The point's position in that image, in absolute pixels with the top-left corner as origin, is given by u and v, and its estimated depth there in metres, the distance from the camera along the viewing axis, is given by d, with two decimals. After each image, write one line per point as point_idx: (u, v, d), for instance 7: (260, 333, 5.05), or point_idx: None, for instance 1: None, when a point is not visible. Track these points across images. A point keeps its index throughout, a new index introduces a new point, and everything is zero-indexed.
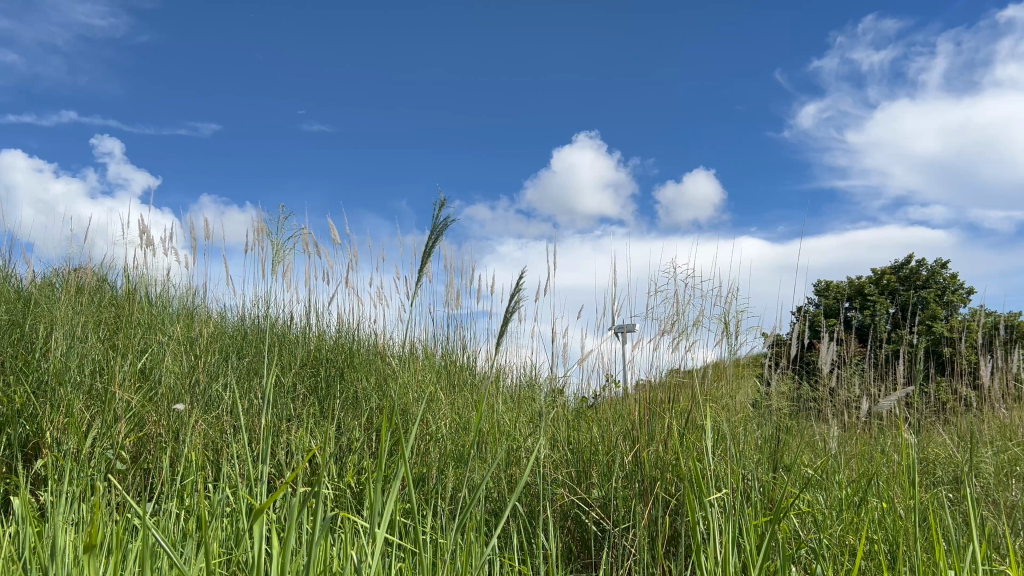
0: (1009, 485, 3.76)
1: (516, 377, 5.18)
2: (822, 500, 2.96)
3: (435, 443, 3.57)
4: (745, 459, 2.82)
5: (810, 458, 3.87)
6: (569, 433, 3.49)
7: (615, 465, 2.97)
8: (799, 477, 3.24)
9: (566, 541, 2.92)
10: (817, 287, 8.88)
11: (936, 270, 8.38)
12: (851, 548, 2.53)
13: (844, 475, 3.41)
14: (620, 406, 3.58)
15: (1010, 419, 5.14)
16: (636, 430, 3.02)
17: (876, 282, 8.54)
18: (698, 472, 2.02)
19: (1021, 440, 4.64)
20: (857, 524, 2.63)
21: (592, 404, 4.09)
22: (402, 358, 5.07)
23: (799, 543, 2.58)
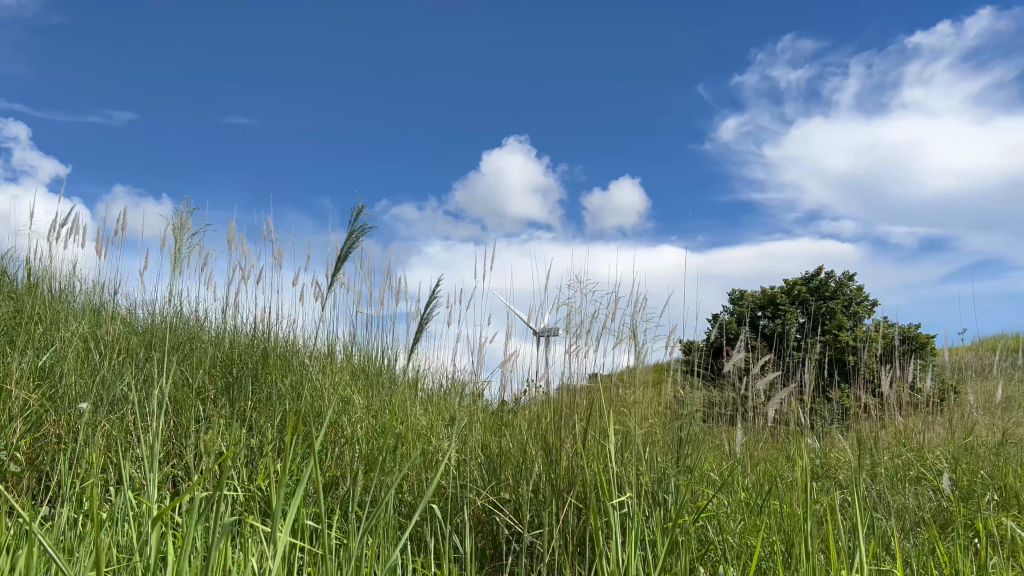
0: (901, 491, 3.94)
1: (434, 380, 5.15)
2: (728, 502, 3.05)
3: (349, 446, 3.53)
4: (654, 462, 2.90)
5: (717, 461, 3.99)
6: (485, 436, 3.50)
7: (529, 469, 3.00)
8: (706, 480, 3.32)
9: (478, 544, 2.93)
10: (732, 295, 9.11)
11: (844, 281, 8.70)
12: (752, 550, 2.63)
13: (749, 479, 3.52)
14: (536, 410, 3.61)
15: (904, 425, 5.40)
16: (551, 435, 3.06)
17: (788, 291, 8.81)
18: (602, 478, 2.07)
19: (914, 446, 4.88)
20: (761, 526, 2.72)
21: (507, 407, 4.10)
22: (318, 359, 4.99)
23: (703, 546, 2.66)
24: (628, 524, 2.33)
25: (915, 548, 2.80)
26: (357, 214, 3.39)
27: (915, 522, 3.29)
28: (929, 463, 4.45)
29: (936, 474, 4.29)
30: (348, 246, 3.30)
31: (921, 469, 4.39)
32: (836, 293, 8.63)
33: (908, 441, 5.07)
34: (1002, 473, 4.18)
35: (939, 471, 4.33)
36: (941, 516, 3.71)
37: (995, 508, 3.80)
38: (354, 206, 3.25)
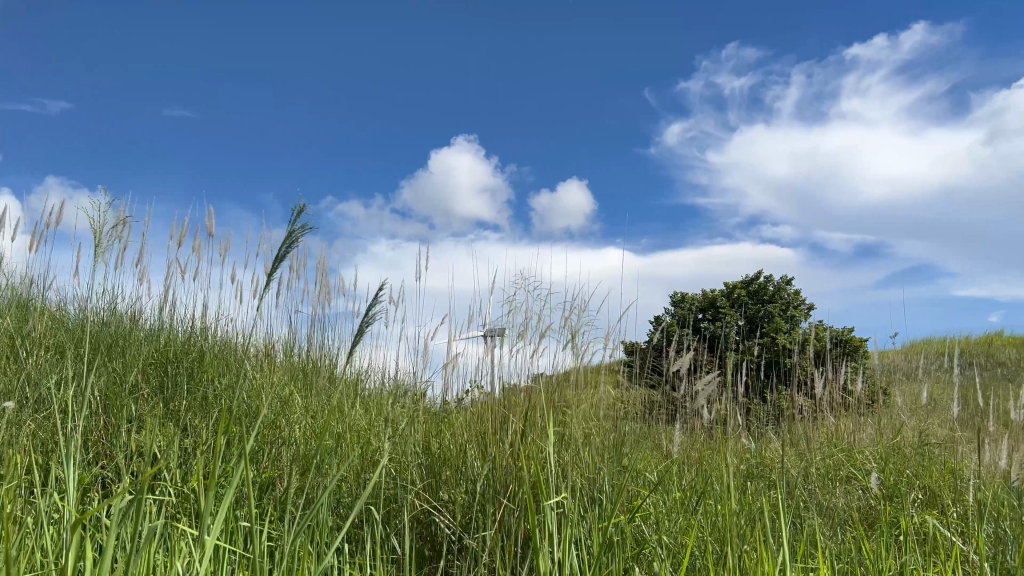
0: (832, 490, 4.06)
1: (376, 380, 5.12)
2: (665, 502, 3.10)
3: (287, 448, 3.49)
4: (594, 464, 2.94)
5: (655, 460, 4.05)
6: (426, 437, 3.50)
7: (468, 470, 3.00)
8: (644, 481, 3.37)
9: (417, 545, 2.92)
10: (674, 297, 9.25)
11: (782, 285, 8.90)
12: (686, 548, 2.68)
13: (686, 479, 3.58)
14: (476, 411, 3.61)
15: (836, 427, 5.56)
16: (492, 436, 3.07)
17: (728, 294, 8.98)
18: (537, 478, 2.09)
19: (844, 446, 5.03)
20: (696, 525, 2.77)
21: (448, 408, 4.10)
22: (257, 359, 4.91)
23: (639, 545, 2.70)
24: (564, 526, 2.35)
25: (843, 545, 2.89)
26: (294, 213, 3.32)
27: (844, 521, 3.40)
28: (858, 463, 4.60)
29: (865, 474, 4.43)
30: (283, 247, 3.24)
31: (850, 469, 4.53)
32: (774, 297, 8.83)
33: (839, 442, 5.23)
34: (926, 473, 4.35)
35: (867, 470, 4.48)
36: (869, 515, 3.84)
37: (918, 506, 3.95)
38: (293, 203, 3.20)
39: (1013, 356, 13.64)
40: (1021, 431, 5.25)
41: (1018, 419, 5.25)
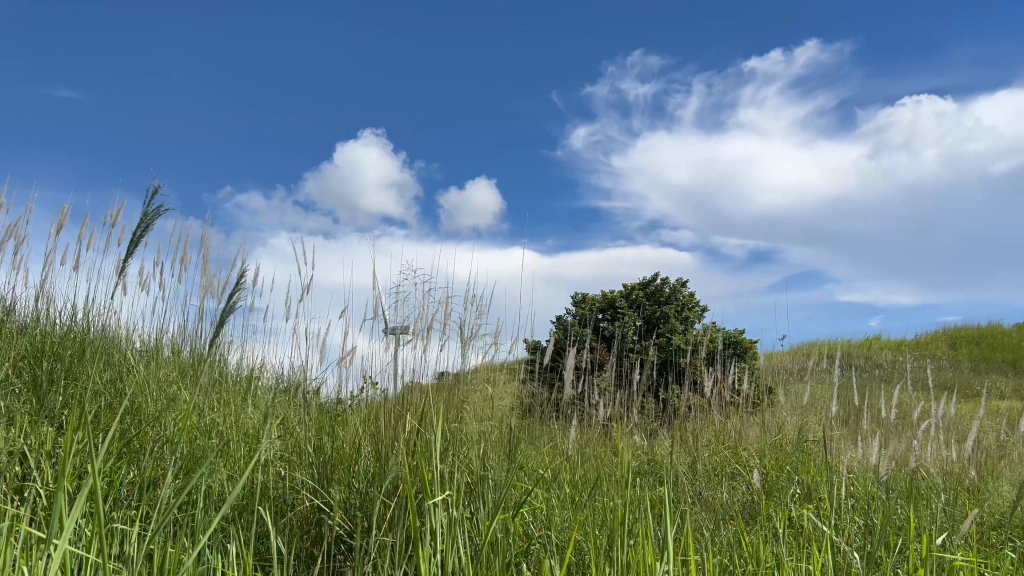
0: (716, 488, 4.22)
1: (270, 376, 4.99)
2: (555, 499, 3.15)
3: (171, 445, 3.36)
4: (485, 463, 2.95)
5: (549, 457, 4.10)
6: (317, 436, 3.43)
7: (358, 470, 2.97)
8: (536, 478, 3.41)
9: (305, 546, 2.86)
10: (575, 297, 9.38)
11: (678, 287, 9.14)
12: (573, 544, 2.73)
13: (576, 475, 3.64)
14: (370, 410, 3.57)
15: (723, 424, 5.78)
16: (385, 433, 3.05)
17: (626, 295, 9.17)
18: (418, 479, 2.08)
19: (730, 444, 5.23)
20: (582, 522, 2.83)
21: (342, 406, 4.03)
22: (141, 356, 4.71)
23: (526, 542, 2.74)
24: (446, 527, 2.35)
25: (723, 539, 3.01)
26: (152, 197, 3.14)
27: (726, 515, 3.54)
28: (742, 460, 4.79)
29: (748, 470, 4.62)
30: (139, 230, 3.08)
31: (735, 465, 4.71)
32: (670, 298, 9.05)
33: (726, 440, 5.44)
34: (803, 469, 4.57)
35: (750, 467, 4.67)
36: (750, 509, 4.01)
37: (796, 500, 4.14)
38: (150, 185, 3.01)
39: (888, 358, 14.54)
40: (890, 429, 5.58)
41: (888, 417, 5.58)
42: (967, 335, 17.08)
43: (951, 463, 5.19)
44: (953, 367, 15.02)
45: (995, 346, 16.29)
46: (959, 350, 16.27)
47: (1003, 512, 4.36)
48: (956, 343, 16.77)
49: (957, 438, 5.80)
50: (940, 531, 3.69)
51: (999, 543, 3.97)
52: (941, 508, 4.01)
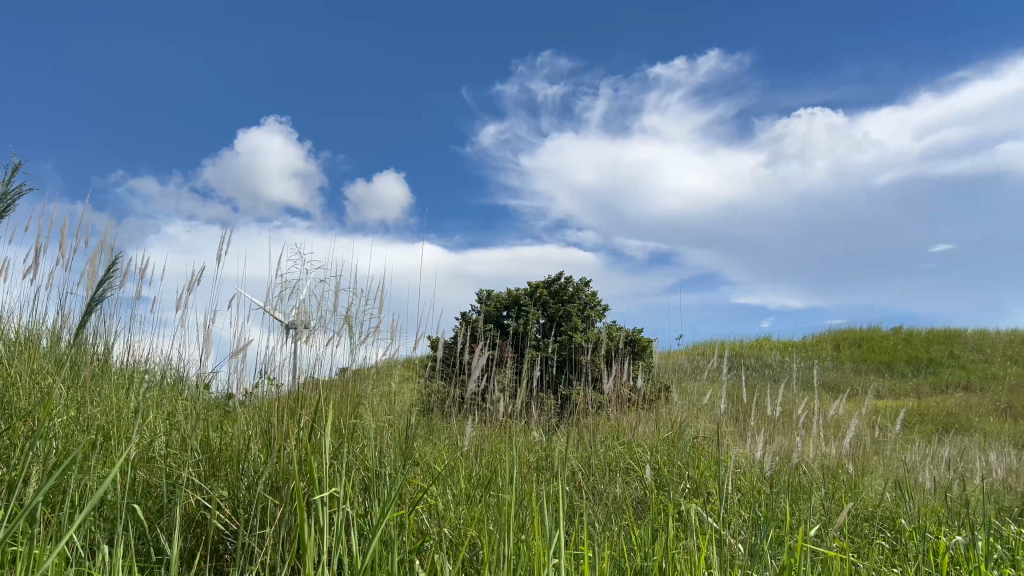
0: (610, 484, 4.30)
1: (158, 369, 4.78)
2: (449, 495, 3.14)
3: (43, 441, 3.17)
4: (378, 459, 2.92)
5: (446, 453, 4.10)
6: (205, 432, 3.31)
7: (246, 467, 2.89)
8: (432, 475, 3.39)
9: (188, 545, 2.76)
10: (479, 293, 9.37)
11: (581, 286, 9.26)
12: (466, 539, 2.75)
13: (472, 471, 3.66)
14: (262, 405, 3.47)
15: (620, 421, 5.90)
16: (275, 430, 2.97)
17: (530, 293, 9.22)
18: (304, 477, 2.05)
19: (625, 440, 5.35)
20: (476, 518, 2.83)
21: (232, 401, 3.90)
22: (14, 348, 4.42)
23: (419, 539, 2.72)
24: (333, 523, 2.32)
25: (614, 534, 3.07)
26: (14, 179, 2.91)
27: (620, 510, 3.61)
28: (635, 456, 4.90)
29: (641, 466, 4.73)
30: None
31: (629, 461, 4.82)
32: (573, 297, 9.16)
33: (621, 436, 5.55)
34: (694, 464, 4.71)
35: (643, 462, 4.78)
36: (641, 504, 4.12)
37: (684, 494, 4.29)
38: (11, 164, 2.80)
39: (776, 358, 15.17)
40: (776, 425, 5.83)
41: (774, 414, 5.83)
42: (849, 337, 18.03)
43: (831, 459, 5.46)
44: (835, 368, 15.85)
45: (874, 347, 17.27)
46: (841, 351, 17.17)
47: (875, 505, 4.61)
48: (839, 345, 17.68)
49: (837, 435, 6.10)
50: (818, 524, 3.88)
51: (871, 534, 4.20)
52: (820, 503, 4.21)
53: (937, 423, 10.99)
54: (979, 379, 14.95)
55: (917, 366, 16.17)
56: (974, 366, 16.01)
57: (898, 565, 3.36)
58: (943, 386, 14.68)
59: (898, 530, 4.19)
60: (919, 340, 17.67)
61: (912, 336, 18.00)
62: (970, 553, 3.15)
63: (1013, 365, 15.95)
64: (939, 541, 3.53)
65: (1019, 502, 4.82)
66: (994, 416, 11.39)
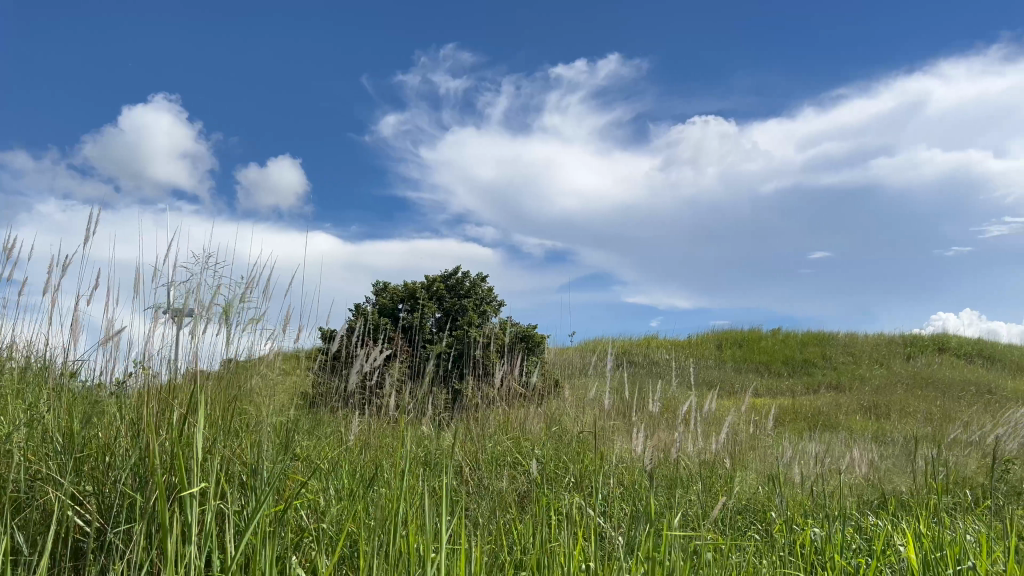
0: (497, 480, 4.31)
1: (19, 356, 4.48)
2: (331, 492, 3.08)
3: None
4: (255, 453, 2.83)
5: (329, 446, 4.03)
6: (69, 425, 3.12)
7: (114, 461, 2.74)
8: (314, 470, 3.32)
9: (45, 544, 2.59)
10: (375, 285, 9.22)
11: (478, 281, 9.24)
12: (343, 535, 2.71)
13: (355, 467, 3.60)
14: (134, 396, 3.30)
15: (510, 416, 5.94)
16: (146, 423, 2.83)
17: (427, 286, 9.13)
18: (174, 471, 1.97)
19: (514, 435, 5.39)
20: (357, 514, 2.78)
21: (103, 392, 3.70)
22: None
23: (297, 535, 2.65)
24: (204, 519, 2.23)
25: (495, 530, 3.08)
26: None
27: (505, 506, 3.64)
28: (523, 451, 4.94)
29: (528, 460, 4.78)
30: None
31: (516, 455, 4.86)
32: (469, 292, 9.13)
33: (510, 431, 5.59)
34: (579, 458, 4.80)
35: (530, 456, 4.83)
36: (525, 499, 4.16)
37: (569, 488, 4.37)
38: None
39: (663, 356, 15.64)
40: (659, 421, 6.00)
41: (658, 410, 6.01)
42: (731, 337, 18.79)
43: (709, 455, 5.68)
44: (718, 367, 16.49)
45: (753, 348, 18.07)
46: (724, 351, 17.88)
47: (748, 498, 4.83)
48: (721, 345, 18.40)
49: (716, 431, 6.35)
50: (694, 518, 4.03)
51: (743, 526, 4.40)
52: (698, 497, 4.37)
53: (808, 420, 11.60)
54: (846, 380, 15.89)
55: (792, 366, 17.02)
56: (843, 367, 17.01)
57: (765, 555, 3.54)
58: (815, 386, 15.51)
59: (768, 522, 4.40)
60: (794, 341, 18.60)
61: (789, 337, 18.95)
62: (828, 545, 3.35)
63: (877, 366, 17.03)
64: (802, 533, 3.73)
65: (876, 494, 5.15)
66: (858, 414, 12.13)
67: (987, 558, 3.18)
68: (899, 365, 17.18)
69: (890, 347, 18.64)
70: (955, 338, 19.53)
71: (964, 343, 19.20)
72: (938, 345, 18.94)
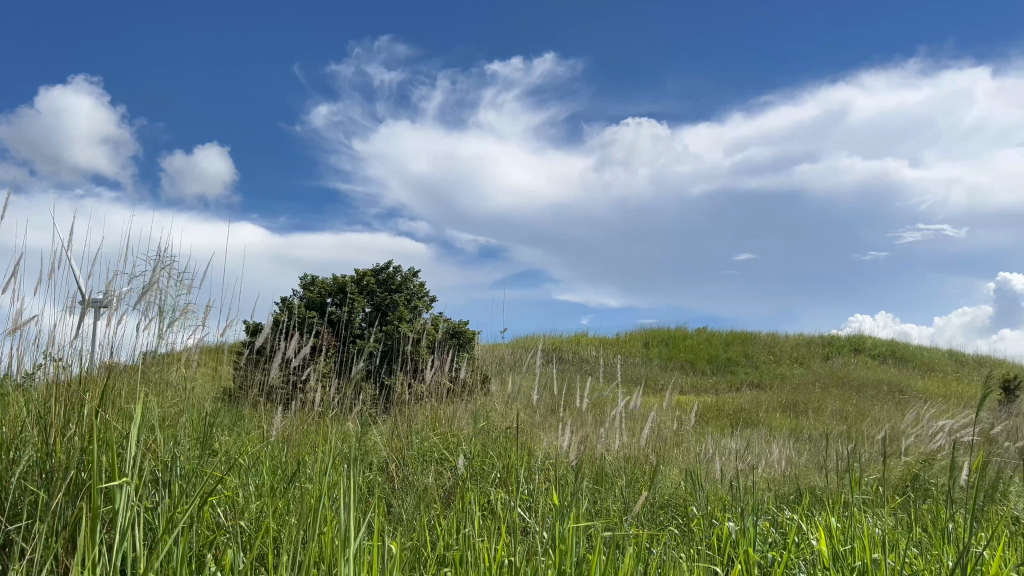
0: (423, 476, 4.29)
1: None
2: (250, 490, 3.01)
3: None
4: (171, 448, 2.75)
5: (250, 441, 3.95)
6: None
7: (19, 458, 2.62)
8: (232, 466, 3.25)
9: None
10: (303, 278, 9.05)
11: (409, 277, 9.17)
12: (261, 532, 2.66)
13: (275, 463, 3.54)
14: (43, 389, 3.17)
15: (439, 412, 5.92)
16: (54, 417, 2.71)
17: (357, 280, 9.01)
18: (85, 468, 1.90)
19: (442, 431, 5.38)
20: (276, 511, 2.74)
21: (10, 384, 3.54)
22: None
23: (214, 532, 2.59)
24: (116, 517, 2.16)
25: (419, 526, 3.07)
26: None
27: (429, 502, 3.63)
28: (449, 447, 4.93)
29: (455, 456, 4.77)
30: None
31: (443, 451, 4.84)
32: (400, 286, 9.05)
33: (438, 427, 5.56)
34: (506, 452, 4.82)
35: (457, 452, 4.83)
36: (450, 495, 4.15)
37: (496, 483, 4.38)
38: None
39: (592, 354, 15.82)
40: (586, 417, 6.07)
41: (584, 406, 6.08)
42: (658, 336, 19.15)
43: (634, 450, 5.77)
44: (645, 365, 16.78)
45: (679, 346, 18.45)
46: (650, 349, 18.21)
47: (670, 494, 4.92)
48: (648, 343, 18.72)
49: (641, 428, 6.46)
50: (617, 514, 4.09)
51: (664, 521, 4.49)
52: (622, 492, 4.44)
53: (730, 417, 11.92)
54: (767, 378, 16.36)
55: (716, 364, 17.43)
56: (764, 366, 17.52)
57: (685, 548, 3.62)
58: (737, 384, 15.92)
59: (688, 516, 4.50)
60: (719, 341, 19.06)
61: (713, 336, 19.42)
62: (743, 537, 3.45)
63: (796, 366, 17.60)
64: (721, 527, 3.83)
65: (792, 489, 5.31)
66: (777, 412, 12.50)
67: (893, 550, 3.33)
68: (817, 365, 17.78)
69: (809, 347, 19.28)
70: (869, 340, 20.34)
71: (878, 345, 20.00)
72: (853, 346, 19.71)
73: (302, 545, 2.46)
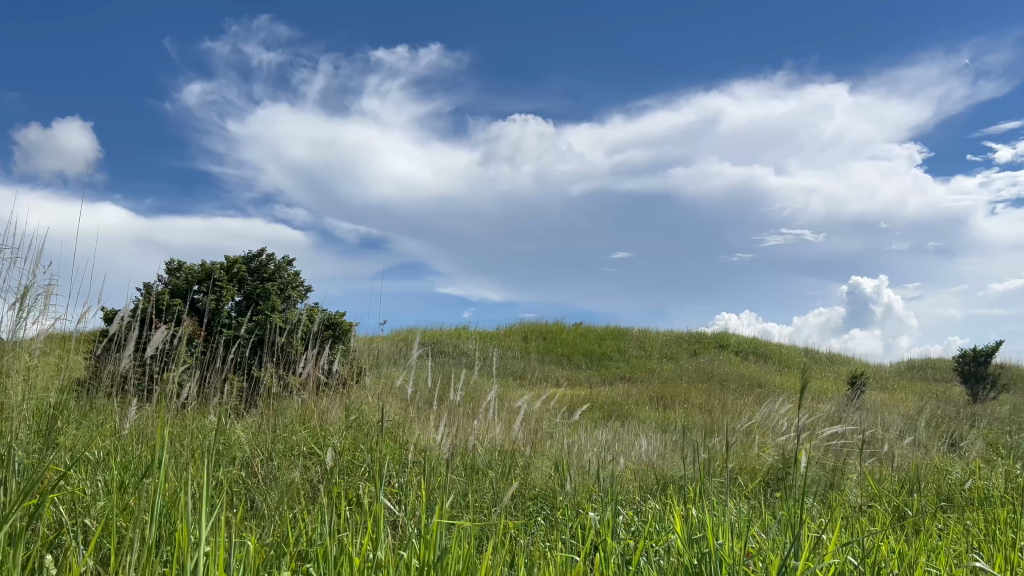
0: (289, 470, 4.17)
1: None
2: (97, 486, 2.84)
3: None
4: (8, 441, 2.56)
5: (102, 435, 3.74)
6: None
7: None
8: (78, 462, 3.06)
9: None
10: (168, 264, 8.60)
11: (283, 265, 8.86)
12: (109, 531, 2.52)
13: (126, 459, 3.35)
14: None
15: (309, 405, 5.75)
16: None
17: (227, 268, 8.63)
18: None
19: (311, 424, 5.24)
20: (125, 509, 2.60)
21: None
22: None
23: (54, 531, 2.44)
24: None
25: (281, 524, 2.98)
26: None
27: (291, 497, 3.52)
28: (319, 440, 4.82)
29: (323, 450, 4.65)
30: None
31: (311, 445, 4.73)
32: (273, 275, 8.73)
33: (307, 420, 5.41)
34: (376, 446, 4.74)
35: (326, 445, 4.72)
36: (315, 490, 4.05)
37: (363, 477, 4.30)
38: None
39: (471, 346, 15.93)
40: (461, 411, 6.06)
41: (460, 399, 6.07)
42: (536, 330, 19.49)
43: (506, 443, 5.81)
44: (522, 358, 17.05)
45: (555, 340, 18.84)
46: (528, 343, 18.50)
47: (539, 486, 4.99)
48: (526, 337, 19.04)
49: (514, 421, 6.50)
50: (484, 506, 4.10)
51: (532, 512, 4.54)
52: (491, 483, 4.46)
53: (602, 410, 12.24)
54: (639, 372, 16.94)
55: (591, 359, 17.89)
56: (636, 360, 18.13)
57: (550, 536, 3.68)
58: (610, 377, 16.39)
59: (554, 507, 4.57)
60: (594, 335, 19.57)
61: (589, 331, 19.93)
62: (605, 526, 3.53)
63: (666, 361, 18.30)
64: (584, 517, 3.90)
65: (655, 480, 5.50)
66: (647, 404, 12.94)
67: (742, 536, 3.49)
68: (686, 360, 18.56)
69: (679, 343, 20.08)
70: (733, 337, 21.40)
71: (742, 342, 21.05)
72: (719, 344, 20.67)
73: (151, 543, 2.33)
